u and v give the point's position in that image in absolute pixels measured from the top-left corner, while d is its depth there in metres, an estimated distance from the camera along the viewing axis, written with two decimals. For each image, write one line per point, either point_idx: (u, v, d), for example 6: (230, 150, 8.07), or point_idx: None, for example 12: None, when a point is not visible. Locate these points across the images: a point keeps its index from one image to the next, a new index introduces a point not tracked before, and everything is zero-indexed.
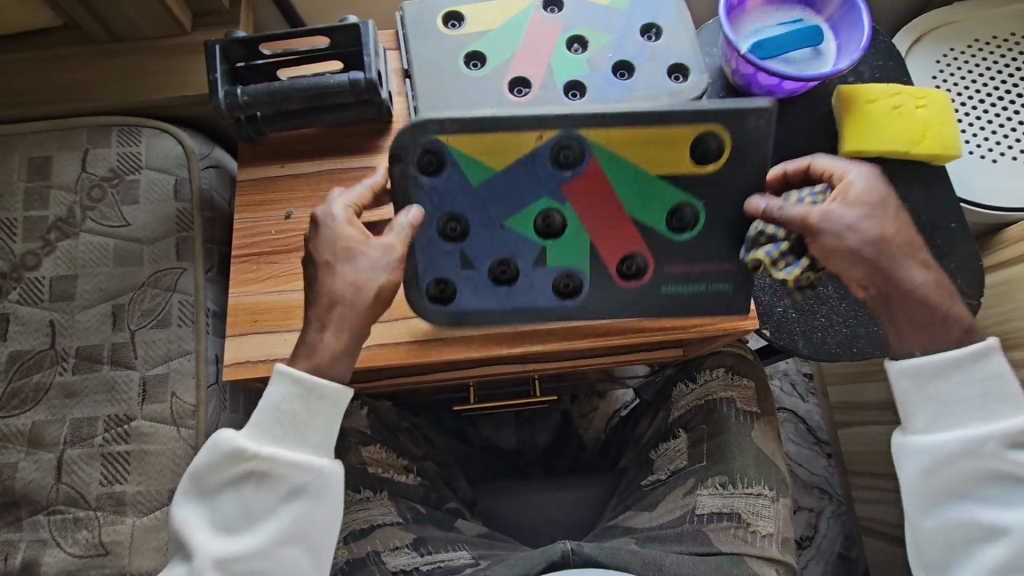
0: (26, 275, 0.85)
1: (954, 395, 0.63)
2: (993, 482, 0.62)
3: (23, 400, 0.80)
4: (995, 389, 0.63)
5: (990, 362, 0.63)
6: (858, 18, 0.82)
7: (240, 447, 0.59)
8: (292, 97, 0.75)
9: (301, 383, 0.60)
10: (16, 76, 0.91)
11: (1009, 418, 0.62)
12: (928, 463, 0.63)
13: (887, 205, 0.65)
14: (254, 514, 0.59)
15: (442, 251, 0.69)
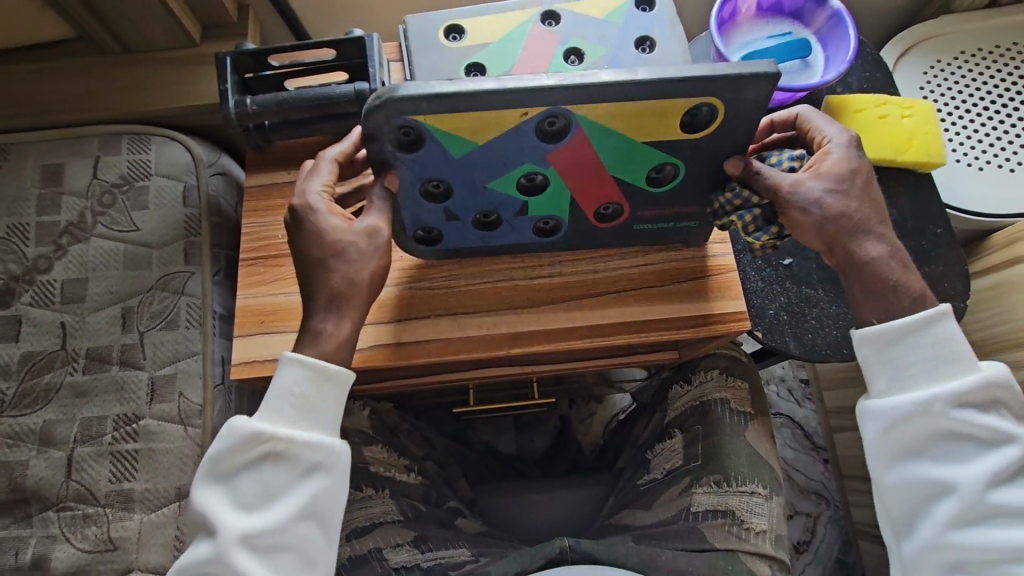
0: (39, 278, 0.87)
1: (909, 357, 0.63)
2: (944, 441, 0.63)
3: (35, 399, 0.82)
4: (948, 353, 0.63)
5: (943, 326, 0.62)
6: (845, 31, 0.85)
7: (257, 427, 0.59)
8: (298, 106, 0.78)
9: (310, 367, 0.61)
10: (30, 86, 0.94)
11: (959, 376, 0.62)
12: (883, 424, 0.64)
13: (855, 178, 0.64)
14: (275, 492, 0.59)
15: (427, 207, 0.68)
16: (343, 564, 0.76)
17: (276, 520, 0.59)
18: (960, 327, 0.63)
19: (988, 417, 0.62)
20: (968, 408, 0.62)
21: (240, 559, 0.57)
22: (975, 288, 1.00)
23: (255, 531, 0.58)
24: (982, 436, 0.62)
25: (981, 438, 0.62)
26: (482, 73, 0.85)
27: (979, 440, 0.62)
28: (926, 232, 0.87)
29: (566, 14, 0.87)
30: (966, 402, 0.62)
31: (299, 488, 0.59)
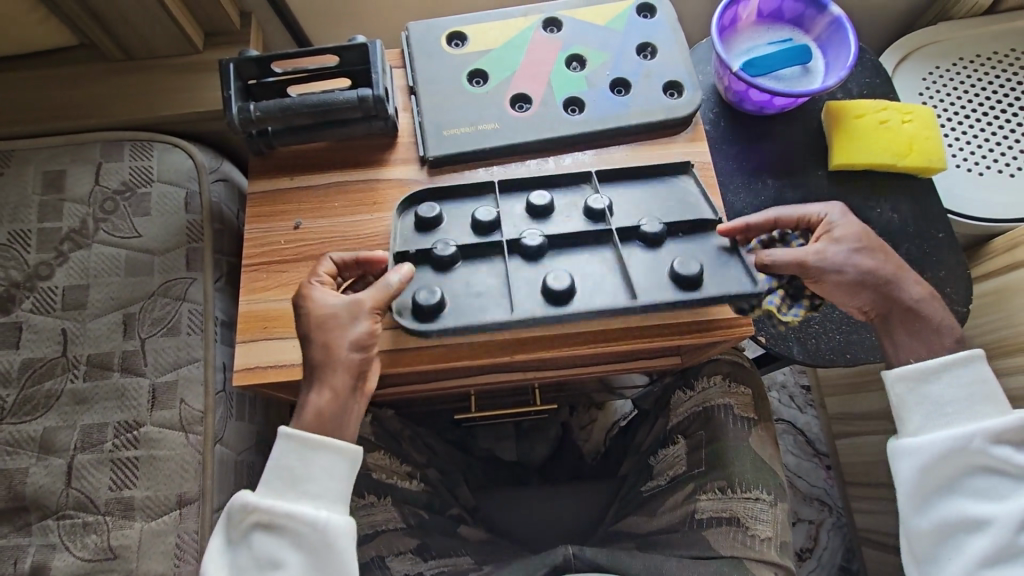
0: (40, 284, 0.87)
1: (945, 396, 0.68)
2: (980, 478, 0.66)
3: (35, 406, 0.82)
4: (981, 393, 0.68)
5: (977, 367, 0.68)
6: (845, 36, 0.85)
7: (249, 501, 0.65)
8: (302, 112, 0.79)
9: (299, 440, 0.65)
10: (33, 93, 0.94)
11: (994, 416, 0.67)
12: (923, 460, 0.67)
13: (866, 237, 0.72)
14: (265, 564, 0.64)
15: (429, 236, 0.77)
16: None
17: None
18: (988, 371, 0.68)
19: (1021, 456, 0.66)
20: (1002, 446, 0.66)
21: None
22: (976, 293, 1.00)
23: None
24: (1016, 472, 0.66)
25: (1014, 475, 0.66)
26: (484, 79, 0.86)
27: (1011, 477, 0.66)
28: (929, 236, 0.87)
29: (568, 21, 0.88)
30: (999, 441, 0.66)
31: (285, 560, 0.63)
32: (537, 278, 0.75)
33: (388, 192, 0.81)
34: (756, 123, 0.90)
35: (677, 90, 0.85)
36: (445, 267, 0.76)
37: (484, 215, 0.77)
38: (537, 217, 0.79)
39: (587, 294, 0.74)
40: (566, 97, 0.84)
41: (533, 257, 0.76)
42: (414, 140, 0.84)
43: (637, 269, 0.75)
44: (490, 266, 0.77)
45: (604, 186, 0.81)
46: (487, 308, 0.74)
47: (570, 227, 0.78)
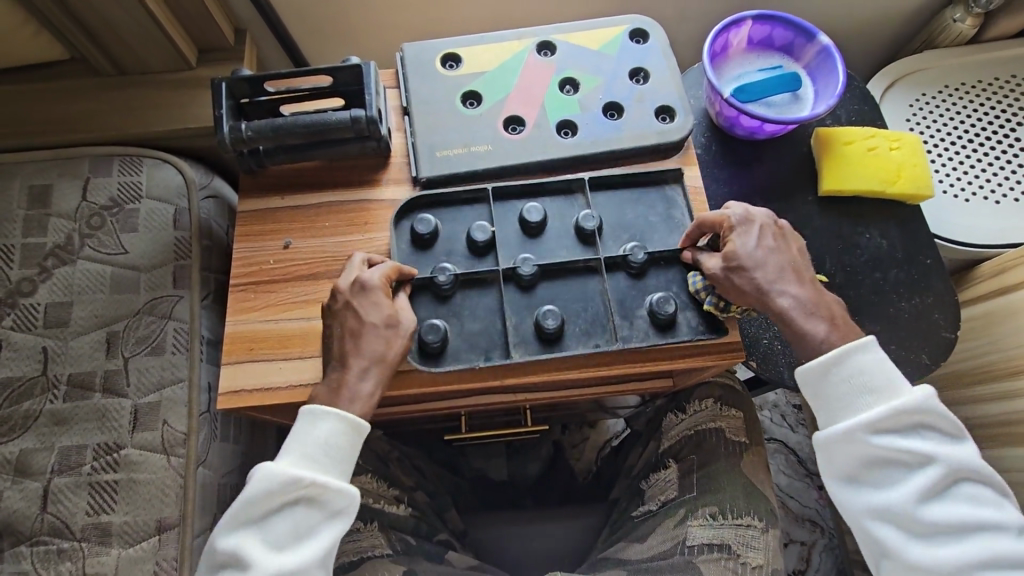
0: (22, 301, 0.85)
1: (841, 396, 0.67)
2: (879, 468, 0.65)
3: (12, 427, 0.79)
4: (863, 386, 0.66)
5: (852, 362, 0.66)
6: (833, 65, 0.86)
7: (295, 473, 0.62)
8: (293, 132, 0.78)
9: (347, 419, 0.65)
10: (24, 109, 0.94)
11: (878, 405, 0.66)
12: (820, 456, 0.67)
13: (774, 231, 0.72)
14: (301, 536, 0.62)
15: (425, 254, 0.78)
16: None
17: (307, 562, 0.61)
18: (882, 356, 0.67)
19: (911, 439, 0.64)
20: (892, 433, 0.65)
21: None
22: (964, 317, 1.01)
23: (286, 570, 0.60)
24: (910, 457, 0.64)
25: (910, 460, 0.64)
26: (477, 101, 0.86)
27: (906, 462, 0.64)
28: (917, 261, 0.87)
29: (561, 45, 0.89)
30: (888, 426, 0.65)
31: (322, 534, 0.63)
32: (530, 311, 0.76)
33: (378, 213, 0.81)
34: (747, 147, 0.91)
35: (669, 114, 0.86)
36: (444, 297, 0.76)
37: (480, 234, 0.77)
38: (531, 235, 0.79)
39: (581, 335, 0.76)
40: (559, 120, 0.85)
41: (526, 287, 0.77)
42: (407, 161, 0.84)
43: (624, 302, 0.77)
44: (483, 296, 0.77)
45: (594, 197, 0.82)
46: (483, 349, 0.75)
47: (564, 254, 0.79)
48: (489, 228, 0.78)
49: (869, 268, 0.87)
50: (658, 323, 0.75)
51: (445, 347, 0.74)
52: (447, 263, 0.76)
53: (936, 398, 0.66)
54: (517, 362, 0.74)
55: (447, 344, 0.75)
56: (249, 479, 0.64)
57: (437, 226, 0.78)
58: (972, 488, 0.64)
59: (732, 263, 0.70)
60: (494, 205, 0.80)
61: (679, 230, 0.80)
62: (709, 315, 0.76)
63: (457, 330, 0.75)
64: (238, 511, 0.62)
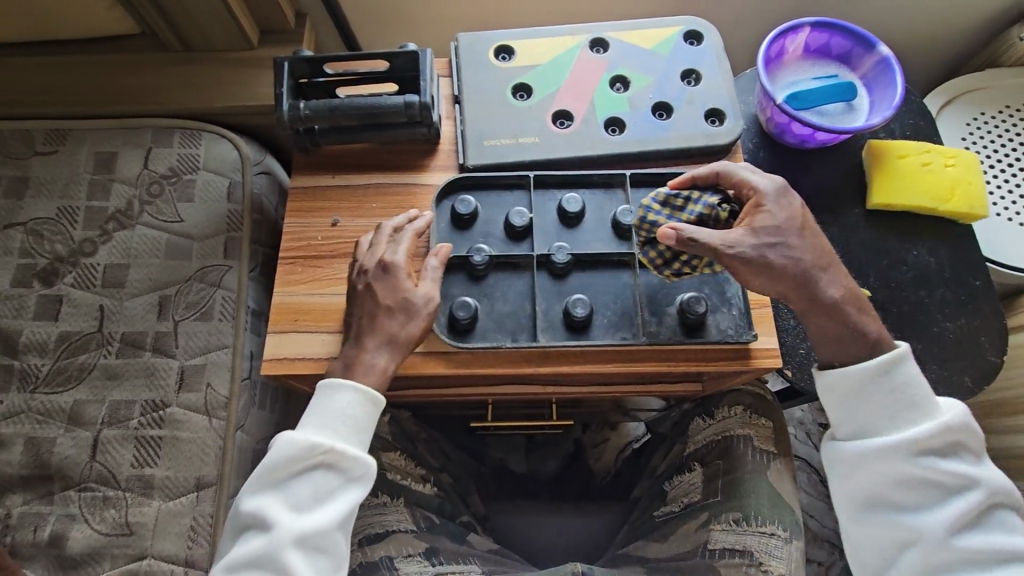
0: (83, 260, 0.90)
1: (872, 402, 0.67)
2: (912, 488, 0.64)
3: (67, 378, 0.83)
4: (901, 398, 0.66)
5: (891, 375, 0.66)
6: (892, 77, 0.85)
7: (314, 441, 0.64)
8: (348, 114, 0.80)
9: (361, 393, 0.66)
10: (94, 78, 0.98)
11: (916, 422, 0.65)
12: (843, 472, 0.67)
13: (795, 224, 0.67)
14: (319, 502, 0.64)
15: (461, 236, 0.80)
16: (354, 570, 0.76)
17: (326, 525, 0.63)
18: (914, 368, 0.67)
19: (948, 461, 0.64)
20: (932, 455, 0.64)
21: (291, 557, 0.61)
22: (1009, 344, 0.99)
23: (305, 533, 0.62)
24: (948, 482, 0.64)
25: (946, 483, 0.64)
26: (528, 93, 0.87)
27: (943, 485, 0.64)
28: (965, 282, 0.85)
29: (614, 42, 0.90)
30: (927, 445, 0.64)
31: (338, 500, 0.64)
32: (560, 299, 0.77)
33: (424, 197, 0.83)
34: (795, 155, 0.90)
35: (718, 117, 0.85)
36: (477, 278, 0.78)
37: (517, 219, 0.78)
38: (569, 225, 0.80)
39: (606, 326, 0.76)
40: (608, 116, 0.85)
41: (559, 275, 0.78)
42: (455, 148, 0.86)
43: (654, 297, 0.77)
44: (516, 279, 0.78)
45: (635, 190, 0.81)
46: (510, 331, 0.76)
47: (598, 246, 0.79)
48: (527, 215, 0.79)
49: (914, 286, 0.85)
50: (686, 322, 0.75)
51: (473, 325, 0.75)
52: (483, 245, 0.78)
53: (971, 419, 0.66)
54: (543, 347, 0.74)
55: (476, 322, 0.76)
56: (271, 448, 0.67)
57: (477, 208, 0.79)
58: (1003, 516, 0.64)
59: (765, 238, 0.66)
60: (534, 193, 0.81)
61: None
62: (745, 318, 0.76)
63: (487, 310, 0.76)
64: (263, 473, 0.64)
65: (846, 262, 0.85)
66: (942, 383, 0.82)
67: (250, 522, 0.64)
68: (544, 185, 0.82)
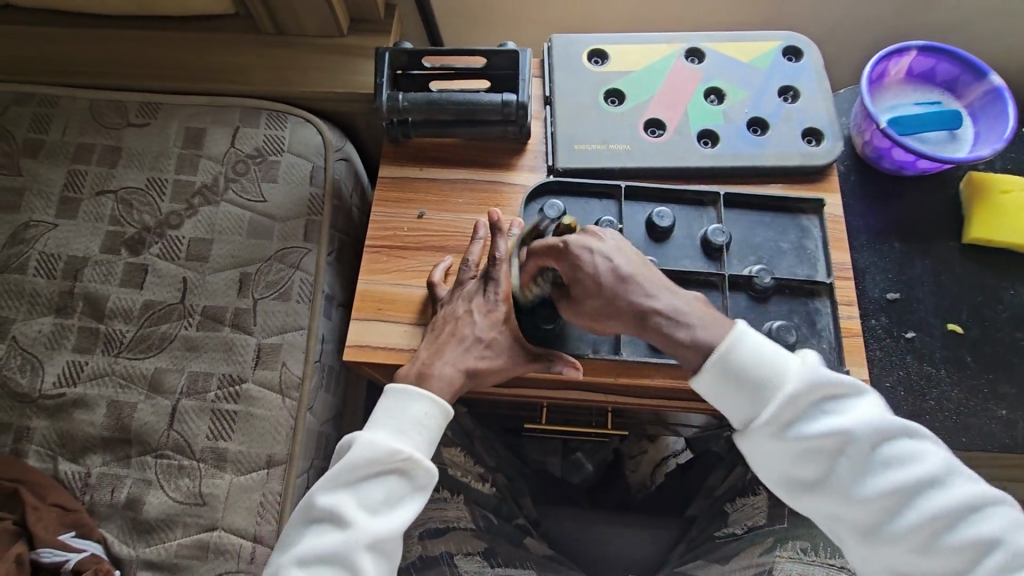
0: (169, 232, 0.92)
1: (734, 397, 0.61)
2: (808, 460, 0.60)
3: (149, 346, 0.85)
4: (744, 381, 0.60)
5: (733, 355, 0.60)
6: (1003, 108, 0.82)
7: (387, 445, 0.61)
8: (445, 108, 0.81)
9: (438, 403, 0.64)
10: (190, 54, 1.01)
11: (767, 400, 0.60)
12: (749, 464, 0.64)
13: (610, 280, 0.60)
14: (383, 509, 0.61)
15: None
16: (413, 562, 0.77)
17: (395, 531, 0.61)
18: (756, 338, 0.61)
19: (818, 423, 0.60)
20: (799, 423, 0.60)
21: (360, 562, 0.59)
22: None
23: (371, 541, 0.59)
24: (828, 443, 0.59)
25: (827, 445, 0.59)
26: (620, 100, 0.87)
27: (828, 448, 0.60)
28: None
29: (711, 53, 0.88)
30: (787, 418, 0.60)
31: (402, 509, 0.62)
32: None
33: (511, 196, 0.83)
34: (890, 182, 0.87)
35: (816, 137, 0.83)
36: None
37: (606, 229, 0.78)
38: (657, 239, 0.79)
39: None
40: (701, 128, 0.84)
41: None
42: (544, 150, 0.85)
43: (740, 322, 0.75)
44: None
45: (726, 212, 0.81)
46: (592, 340, 0.75)
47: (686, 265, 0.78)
48: (616, 225, 0.78)
49: (1009, 326, 0.82)
50: None
51: (556, 330, 0.75)
52: None
53: (823, 371, 0.60)
54: (624, 359, 0.74)
55: (559, 327, 0.76)
56: (340, 448, 0.63)
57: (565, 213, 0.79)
58: (904, 449, 0.59)
59: (608, 273, 0.59)
60: (624, 204, 0.81)
61: (810, 263, 0.78)
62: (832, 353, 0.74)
63: (571, 316, 0.76)
64: (330, 474, 0.61)
65: (938, 295, 0.83)
66: None
67: (313, 523, 0.61)
68: (634, 195, 0.81)
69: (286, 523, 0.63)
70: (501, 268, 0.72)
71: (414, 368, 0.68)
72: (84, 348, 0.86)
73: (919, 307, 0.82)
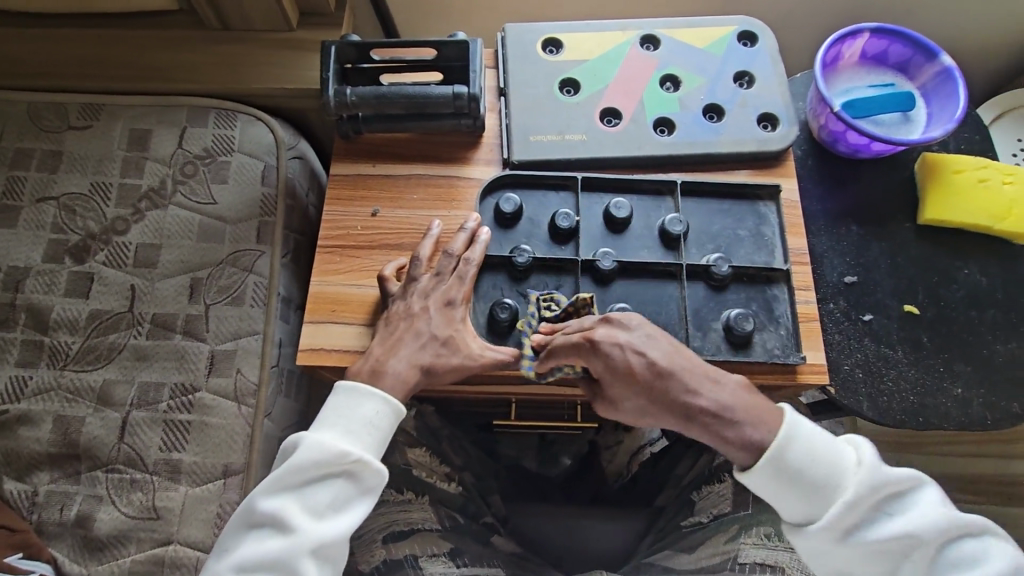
0: (115, 239, 0.88)
1: (790, 486, 0.62)
2: (885, 567, 0.61)
3: (96, 357, 0.83)
4: (806, 480, 0.62)
5: (795, 444, 0.62)
6: (953, 88, 0.83)
7: (336, 445, 0.60)
8: (395, 102, 0.78)
9: (391, 402, 0.63)
10: (130, 52, 0.96)
11: (831, 500, 0.61)
12: (806, 560, 0.65)
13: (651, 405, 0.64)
14: (329, 513, 0.60)
15: (505, 235, 0.78)
16: (377, 566, 0.75)
17: (343, 535, 0.59)
18: (810, 428, 0.63)
19: (875, 521, 0.61)
20: (873, 526, 0.61)
21: (304, 567, 0.57)
22: None
23: (316, 545, 0.58)
24: (903, 547, 0.60)
25: (890, 545, 0.60)
26: (575, 89, 0.85)
27: (902, 550, 0.61)
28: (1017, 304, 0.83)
29: (666, 40, 0.87)
30: (845, 525, 0.61)
31: (349, 512, 0.60)
32: (602, 306, 0.75)
33: (466, 191, 0.81)
34: (846, 165, 0.87)
35: (771, 122, 0.83)
36: (518, 278, 0.76)
37: (564, 221, 0.76)
38: (615, 230, 0.78)
39: None
40: (657, 117, 0.83)
41: (603, 281, 0.76)
42: (499, 143, 0.84)
43: (699, 312, 0.75)
44: (560, 284, 0.76)
45: (683, 200, 0.80)
46: None
47: (644, 255, 0.77)
48: (573, 217, 0.77)
49: (963, 305, 0.83)
50: (732, 339, 0.73)
51: (513, 327, 0.74)
52: (525, 245, 0.76)
53: (881, 470, 0.62)
54: None
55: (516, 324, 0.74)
56: (287, 448, 0.62)
57: (521, 206, 0.78)
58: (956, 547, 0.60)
59: (644, 365, 0.64)
60: (581, 195, 0.79)
61: (767, 249, 0.78)
62: (788, 338, 0.74)
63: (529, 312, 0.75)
64: (274, 476, 0.59)
65: (894, 278, 0.83)
66: (988, 407, 0.80)
67: (254, 528, 0.59)
68: (591, 187, 0.80)
69: (225, 526, 0.61)
70: (467, 270, 0.72)
71: (366, 364, 0.66)
72: (27, 362, 0.82)
73: (875, 289, 0.83)
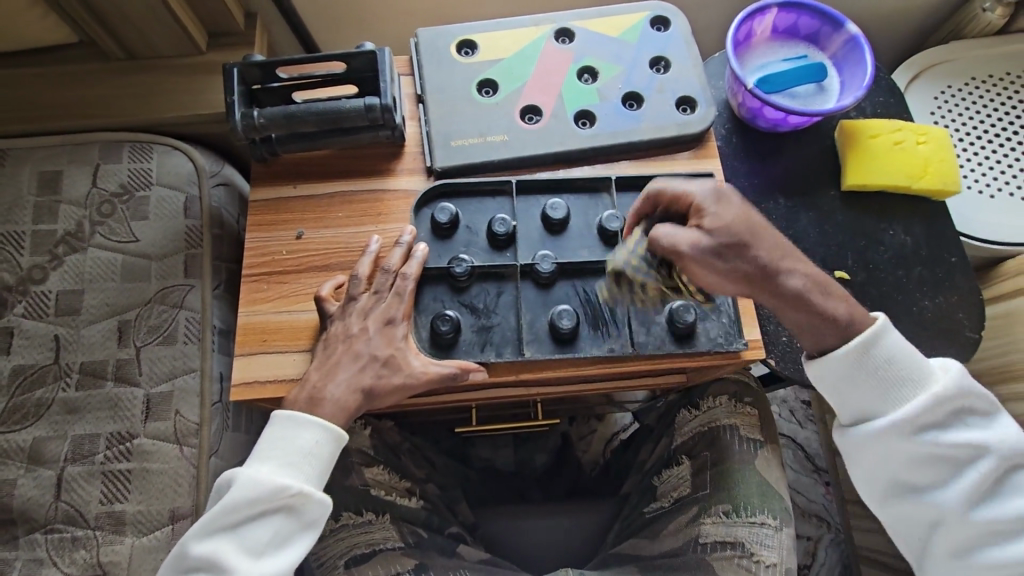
0: (32, 288, 0.85)
1: (865, 378, 0.66)
2: (919, 466, 0.66)
3: (25, 415, 0.80)
4: (886, 365, 0.66)
5: (882, 339, 0.66)
6: (861, 56, 0.84)
7: (274, 480, 0.62)
8: (307, 120, 0.76)
9: (328, 432, 0.64)
10: (28, 91, 0.92)
11: (913, 397, 0.66)
12: (848, 457, 0.70)
13: (727, 254, 0.62)
14: (270, 547, 0.62)
15: (442, 245, 0.77)
16: None
17: (284, 568, 0.62)
18: (900, 336, 0.67)
19: (958, 432, 0.65)
20: (930, 428, 0.65)
21: None
22: (989, 315, 1.00)
23: None
24: (950, 453, 0.65)
25: (959, 455, 0.65)
26: (494, 90, 0.84)
27: (952, 458, 0.65)
28: (940, 259, 0.85)
29: (580, 32, 0.87)
30: (918, 422, 0.65)
31: (289, 544, 0.63)
32: (545, 310, 0.75)
33: (394, 203, 0.79)
34: (771, 140, 0.88)
35: (690, 105, 0.83)
36: (459, 288, 0.75)
37: (500, 227, 0.76)
38: (553, 232, 0.78)
39: (593, 336, 0.74)
40: (578, 110, 0.82)
41: (544, 285, 0.76)
42: (421, 150, 0.82)
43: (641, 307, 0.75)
44: (502, 291, 0.75)
45: (621, 196, 0.80)
46: (494, 344, 0.73)
47: (583, 255, 0.77)
48: (510, 222, 0.76)
49: (892, 266, 0.85)
50: (674, 332, 0.73)
51: (456, 339, 0.73)
52: (464, 254, 0.75)
53: (965, 379, 0.67)
54: (529, 360, 0.72)
55: (459, 335, 0.73)
56: (225, 488, 0.63)
57: (457, 215, 0.77)
58: None
59: (705, 249, 0.62)
60: (517, 200, 0.79)
61: None
62: (731, 323, 0.74)
63: (472, 322, 0.74)
64: (210, 516, 0.61)
65: (823, 245, 0.85)
66: None
67: (196, 568, 0.61)
68: (527, 191, 0.80)
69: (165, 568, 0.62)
70: (405, 286, 0.72)
71: (303, 393, 0.66)
72: None
73: (807, 259, 0.85)
